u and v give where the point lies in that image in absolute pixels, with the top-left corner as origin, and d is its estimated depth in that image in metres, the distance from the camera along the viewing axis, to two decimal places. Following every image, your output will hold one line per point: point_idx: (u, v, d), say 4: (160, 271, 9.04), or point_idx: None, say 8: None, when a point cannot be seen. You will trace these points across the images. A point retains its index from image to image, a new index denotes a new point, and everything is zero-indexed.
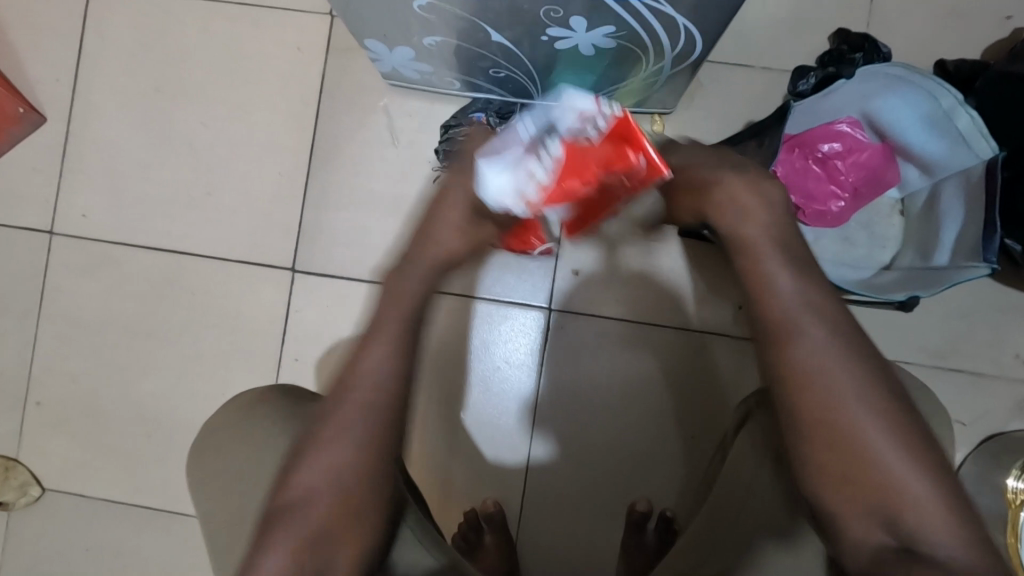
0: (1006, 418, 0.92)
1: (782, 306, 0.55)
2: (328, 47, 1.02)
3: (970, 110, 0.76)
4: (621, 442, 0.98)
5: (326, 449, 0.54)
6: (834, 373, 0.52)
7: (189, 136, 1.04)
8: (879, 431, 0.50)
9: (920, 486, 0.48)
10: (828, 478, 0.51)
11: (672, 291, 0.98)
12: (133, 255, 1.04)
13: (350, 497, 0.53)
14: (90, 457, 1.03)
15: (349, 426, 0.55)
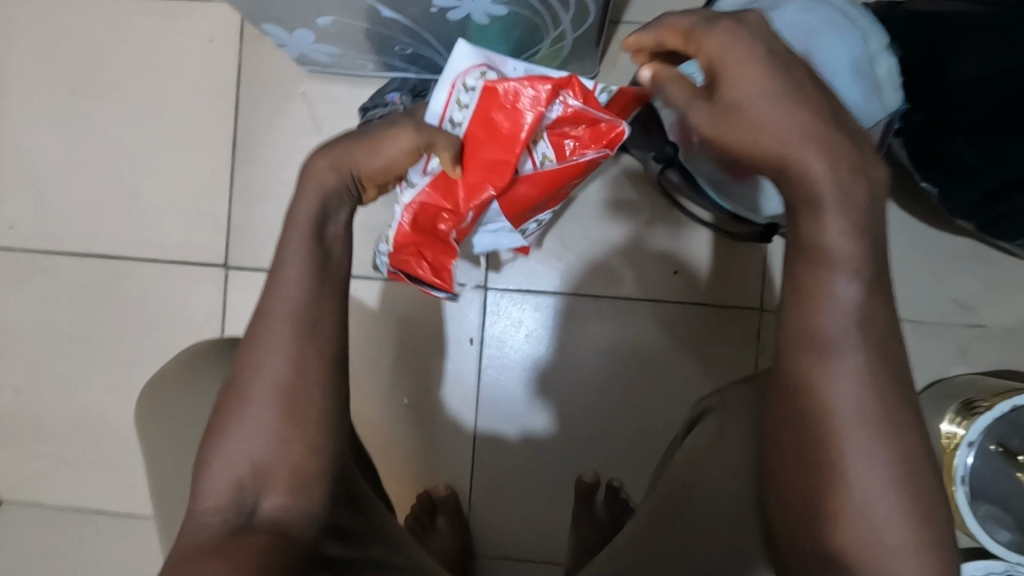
0: (947, 364, 0.92)
1: (827, 323, 0.45)
2: (241, 36, 1.00)
3: (892, 55, 0.72)
4: (571, 416, 0.98)
5: (231, 449, 0.48)
6: (859, 414, 0.44)
7: (111, 138, 1.02)
8: (878, 492, 0.43)
9: (903, 553, 0.43)
10: (813, 517, 0.45)
11: (632, 265, 0.97)
12: (67, 264, 1.03)
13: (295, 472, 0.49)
14: (41, 465, 1.03)
15: (252, 432, 0.48)
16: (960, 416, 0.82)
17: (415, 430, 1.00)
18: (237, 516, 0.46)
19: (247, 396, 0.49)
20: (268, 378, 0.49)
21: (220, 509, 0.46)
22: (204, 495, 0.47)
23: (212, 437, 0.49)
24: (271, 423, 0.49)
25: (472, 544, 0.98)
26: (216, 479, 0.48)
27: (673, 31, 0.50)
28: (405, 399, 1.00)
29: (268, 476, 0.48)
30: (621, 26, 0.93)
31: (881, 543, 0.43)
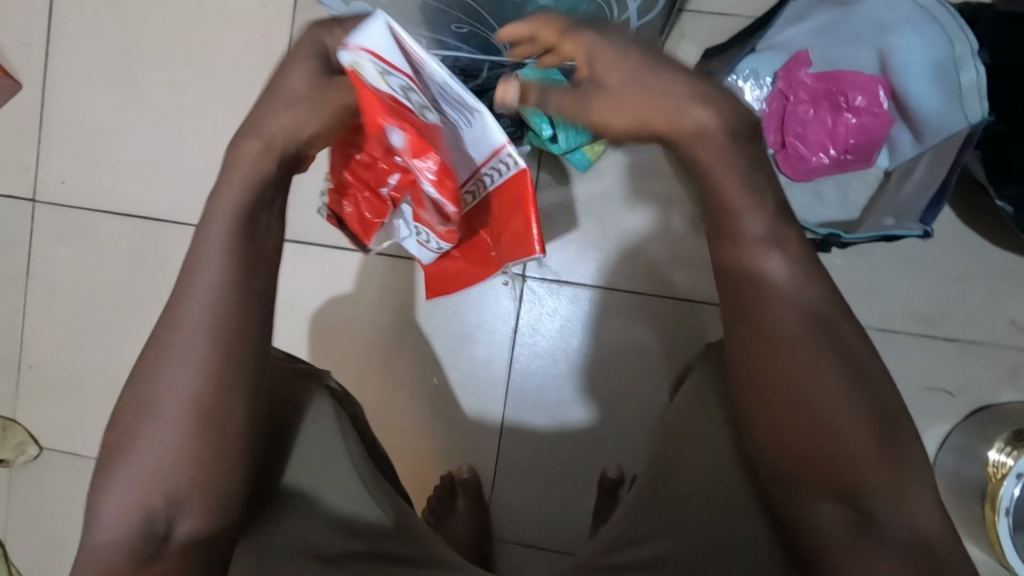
0: (998, 388, 0.88)
1: (763, 265, 0.52)
2: (293, 4, 0.98)
3: (980, 63, 0.67)
4: (600, 411, 0.97)
5: (143, 451, 0.47)
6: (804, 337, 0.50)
7: (160, 100, 1.03)
8: (845, 410, 0.49)
9: (864, 434, 0.48)
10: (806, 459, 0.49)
11: (665, 262, 0.95)
12: (113, 222, 1.04)
13: (201, 462, 0.47)
14: (80, 418, 1.06)
15: (172, 413, 0.47)
16: (1010, 445, 0.79)
17: (444, 411, 1.00)
18: (142, 537, 0.46)
19: (163, 361, 0.48)
20: (181, 355, 0.48)
21: (109, 540, 0.46)
22: (98, 520, 0.46)
23: (109, 459, 0.47)
24: (171, 426, 0.47)
25: (487, 529, 0.97)
26: (112, 506, 0.46)
27: (549, 27, 0.55)
28: (436, 379, 1.00)
29: (179, 479, 0.47)
30: (682, 14, 0.89)
31: (849, 438, 0.48)
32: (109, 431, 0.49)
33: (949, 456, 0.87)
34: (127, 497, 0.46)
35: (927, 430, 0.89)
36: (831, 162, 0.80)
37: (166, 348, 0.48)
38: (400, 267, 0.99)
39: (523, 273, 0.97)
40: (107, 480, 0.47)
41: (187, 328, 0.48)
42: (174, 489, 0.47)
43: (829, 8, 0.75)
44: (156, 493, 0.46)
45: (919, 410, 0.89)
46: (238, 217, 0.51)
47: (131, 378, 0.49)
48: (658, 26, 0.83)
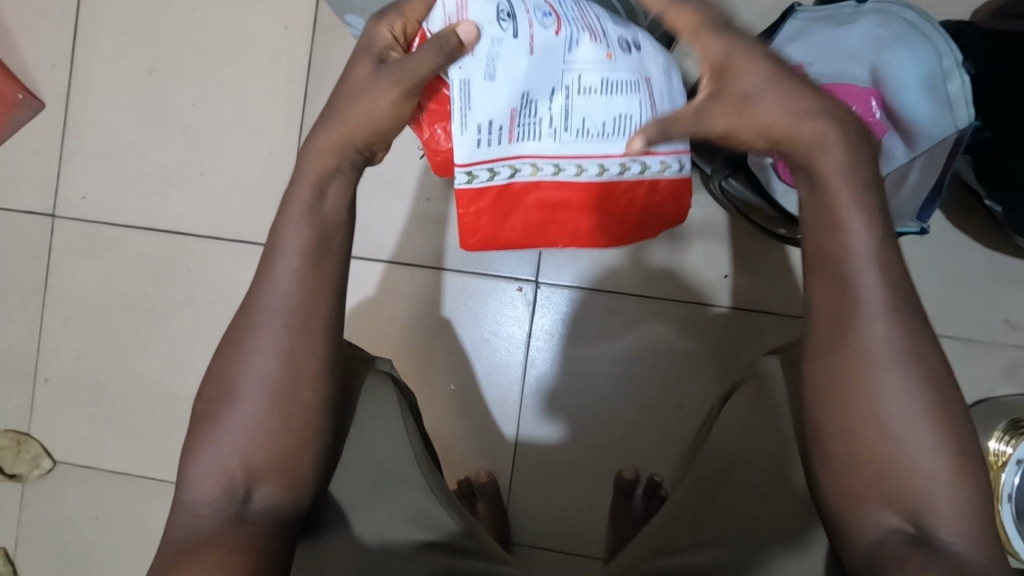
0: (995, 384, 0.92)
1: (834, 256, 0.50)
2: (315, 26, 1.03)
3: (965, 73, 0.73)
4: (612, 411, 1.00)
5: (238, 396, 0.53)
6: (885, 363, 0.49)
7: (182, 117, 1.06)
8: (909, 421, 0.48)
9: (924, 440, 0.47)
10: (865, 473, 0.49)
11: (676, 268, 0.99)
12: (133, 236, 1.07)
13: (291, 411, 0.53)
14: (96, 430, 1.07)
15: (262, 364, 0.53)
16: (1009, 435, 0.84)
17: (461, 416, 1.02)
18: (229, 500, 0.51)
19: (257, 324, 0.54)
20: (270, 312, 0.54)
21: (204, 499, 0.51)
22: (193, 485, 0.52)
23: (201, 428, 0.53)
24: (262, 394, 0.53)
25: (507, 532, 0.99)
26: (204, 468, 0.52)
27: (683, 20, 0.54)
28: (452, 385, 1.02)
29: (261, 456, 0.52)
30: None
31: (913, 454, 0.47)
32: (200, 404, 0.54)
33: None
34: (222, 459, 0.52)
35: None
36: None
37: (250, 331, 0.54)
38: (418, 276, 1.02)
39: (537, 280, 1.01)
40: (197, 449, 0.53)
41: (268, 319, 0.53)
42: (245, 466, 0.52)
43: (823, 26, 0.80)
44: (245, 462, 0.52)
45: None
46: (308, 198, 0.55)
47: (217, 354, 0.55)
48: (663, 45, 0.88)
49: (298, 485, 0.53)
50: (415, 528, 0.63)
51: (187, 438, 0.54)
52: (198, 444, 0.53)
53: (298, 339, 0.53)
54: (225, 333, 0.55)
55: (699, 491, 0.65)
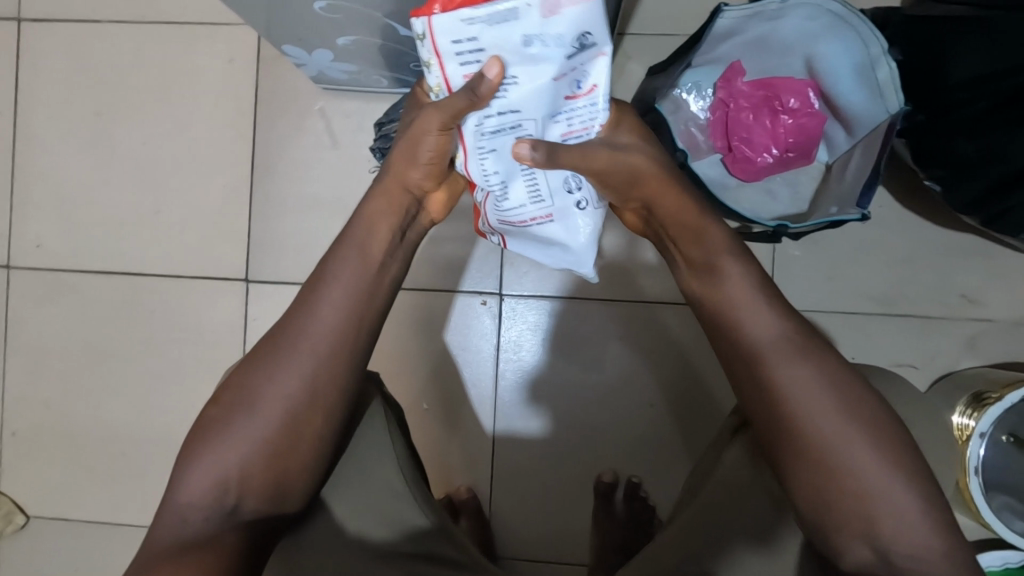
0: (956, 358, 0.94)
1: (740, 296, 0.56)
2: (259, 56, 1.03)
3: (892, 60, 0.74)
4: (594, 409, 1.00)
5: (258, 404, 0.53)
6: (812, 384, 0.52)
7: (133, 157, 1.05)
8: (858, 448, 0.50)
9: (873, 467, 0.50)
10: (813, 486, 0.51)
11: (639, 268, 0.99)
12: (92, 281, 1.05)
13: (294, 432, 0.53)
14: (69, 481, 1.05)
15: (283, 377, 0.53)
16: (969, 408, 0.84)
17: (438, 433, 1.02)
18: (212, 509, 0.51)
19: (288, 341, 0.54)
20: (313, 335, 0.54)
21: (187, 502, 0.51)
22: (187, 482, 0.52)
23: (209, 432, 0.53)
24: (274, 412, 0.52)
25: (492, 548, 0.99)
26: (199, 475, 0.52)
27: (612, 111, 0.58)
28: (426, 404, 1.02)
29: (253, 472, 0.52)
30: (626, 37, 0.97)
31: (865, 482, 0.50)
32: (214, 406, 0.54)
33: None
34: (220, 462, 0.52)
35: None
36: (775, 161, 0.87)
37: (281, 350, 0.54)
38: None
39: (500, 292, 1.01)
40: (203, 451, 0.52)
41: (307, 342, 0.54)
42: (241, 472, 0.52)
43: (753, 26, 0.81)
44: (243, 470, 0.52)
45: None
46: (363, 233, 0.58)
47: (241, 362, 0.56)
48: None
49: (287, 499, 0.54)
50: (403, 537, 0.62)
51: (189, 436, 0.54)
52: (205, 443, 0.53)
53: (330, 374, 0.54)
54: (265, 335, 0.56)
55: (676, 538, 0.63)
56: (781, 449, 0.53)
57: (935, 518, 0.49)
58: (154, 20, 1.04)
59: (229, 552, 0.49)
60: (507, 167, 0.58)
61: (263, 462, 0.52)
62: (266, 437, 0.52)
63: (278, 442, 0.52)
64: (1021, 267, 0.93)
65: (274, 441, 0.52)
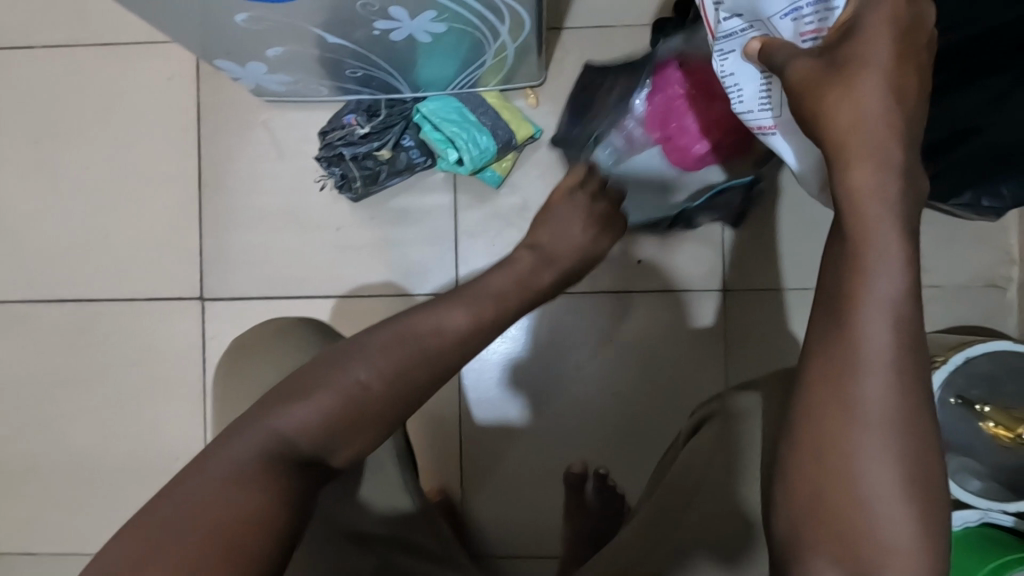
0: None
1: None
2: (199, 73, 1.02)
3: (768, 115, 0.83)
4: (580, 399, 1.00)
5: (354, 376, 0.46)
6: (895, 427, 0.40)
7: (77, 183, 1.04)
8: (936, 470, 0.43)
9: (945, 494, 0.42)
10: (820, 521, 0.42)
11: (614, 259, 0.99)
12: (46, 311, 1.04)
13: (361, 415, 0.46)
14: (34, 516, 1.04)
15: (388, 360, 0.48)
16: None
17: (411, 436, 1.02)
18: (289, 463, 0.43)
19: (405, 338, 0.49)
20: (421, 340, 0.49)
21: (275, 438, 0.43)
22: (282, 419, 0.44)
23: (297, 385, 0.46)
24: (379, 387, 0.46)
25: (465, 548, 0.99)
26: (293, 417, 0.44)
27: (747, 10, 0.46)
28: None
29: (340, 439, 0.46)
30: (564, 32, 1.00)
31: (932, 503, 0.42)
32: (333, 359, 0.47)
33: None
34: (302, 419, 0.44)
35: None
36: (712, 149, 0.84)
37: (384, 339, 0.49)
38: (342, 305, 1.01)
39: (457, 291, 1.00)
40: (303, 389, 0.45)
41: (416, 345, 0.49)
42: (318, 435, 0.45)
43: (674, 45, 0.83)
44: (323, 438, 0.45)
45: None
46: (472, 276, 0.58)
47: (366, 332, 0.50)
48: (537, 58, 0.90)
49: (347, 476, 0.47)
50: (383, 525, 0.63)
51: (287, 379, 0.47)
52: (305, 390, 0.46)
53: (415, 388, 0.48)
54: (409, 314, 0.51)
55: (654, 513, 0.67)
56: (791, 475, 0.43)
57: None
58: (90, 42, 1.03)
59: (280, 516, 0.40)
60: (743, 69, 0.57)
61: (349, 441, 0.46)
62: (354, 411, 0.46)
63: (361, 425, 0.46)
64: (962, 232, 0.95)
65: (358, 423, 0.46)
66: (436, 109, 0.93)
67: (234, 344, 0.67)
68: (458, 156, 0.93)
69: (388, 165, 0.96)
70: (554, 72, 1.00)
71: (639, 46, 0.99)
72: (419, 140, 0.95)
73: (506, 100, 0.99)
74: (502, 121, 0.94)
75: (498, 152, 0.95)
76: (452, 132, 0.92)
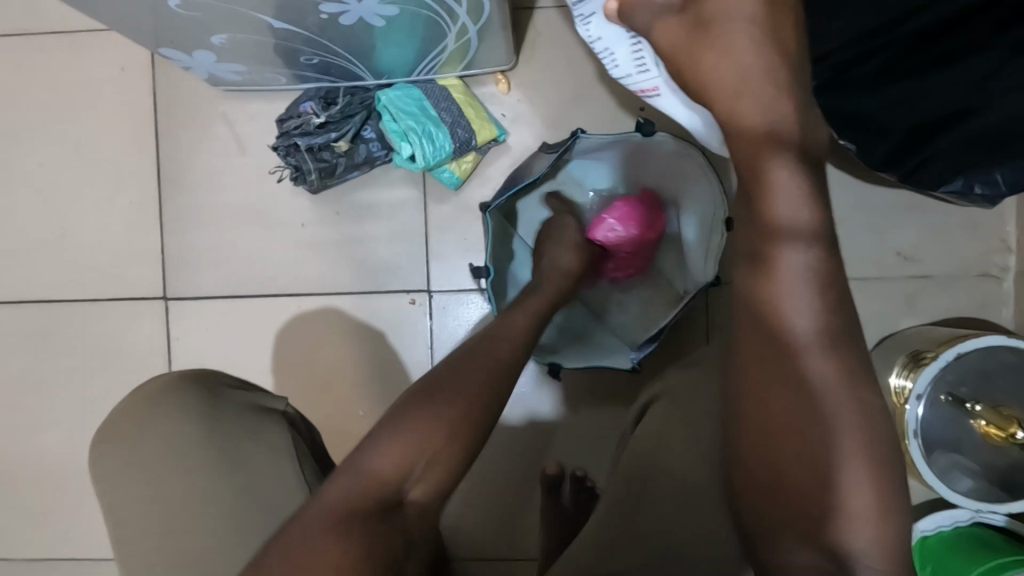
0: (896, 317, 0.92)
1: (797, 323, 0.47)
2: (153, 62, 0.98)
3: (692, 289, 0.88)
4: (556, 397, 0.97)
5: (364, 466, 0.50)
6: (831, 399, 0.45)
7: (31, 181, 1.00)
8: (865, 484, 0.44)
9: (871, 511, 0.44)
10: (773, 492, 0.47)
11: None
12: (3, 312, 1.01)
13: (378, 508, 0.48)
14: (3, 521, 1.02)
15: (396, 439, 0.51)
16: (906, 369, 0.83)
17: None
18: (384, 507, 0.48)
19: (425, 394, 0.54)
20: (450, 395, 0.54)
21: (367, 482, 0.49)
22: (368, 457, 0.50)
23: (304, 510, 0.47)
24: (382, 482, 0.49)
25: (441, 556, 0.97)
26: (320, 541, 0.44)
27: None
28: (360, 411, 0.97)
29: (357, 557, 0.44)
30: (536, 11, 0.94)
31: (847, 504, 0.44)
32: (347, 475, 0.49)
33: None
34: (321, 556, 0.44)
35: None
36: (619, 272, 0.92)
37: (404, 417, 0.52)
38: (310, 305, 0.98)
39: (429, 289, 0.97)
40: (389, 429, 0.51)
41: (436, 414, 0.52)
42: (339, 546, 0.44)
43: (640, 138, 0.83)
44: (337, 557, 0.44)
45: None
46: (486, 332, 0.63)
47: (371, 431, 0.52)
48: (505, 41, 0.85)
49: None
50: None
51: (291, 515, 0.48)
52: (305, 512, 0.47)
53: (423, 464, 0.50)
54: (434, 370, 0.57)
55: (617, 505, 0.65)
56: (745, 453, 0.48)
57: (898, 525, 0.45)
58: (38, 32, 0.99)
59: None
60: (610, 35, 0.62)
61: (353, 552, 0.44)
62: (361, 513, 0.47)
63: (360, 530, 0.46)
64: (955, 219, 0.91)
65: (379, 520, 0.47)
66: (396, 99, 0.88)
67: (112, 411, 0.64)
68: (412, 151, 0.86)
69: (346, 157, 0.91)
70: (526, 54, 0.95)
71: None
72: (379, 131, 0.90)
73: (472, 89, 0.95)
74: (462, 120, 0.88)
75: (455, 152, 0.89)
76: (408, 125, 0.86)
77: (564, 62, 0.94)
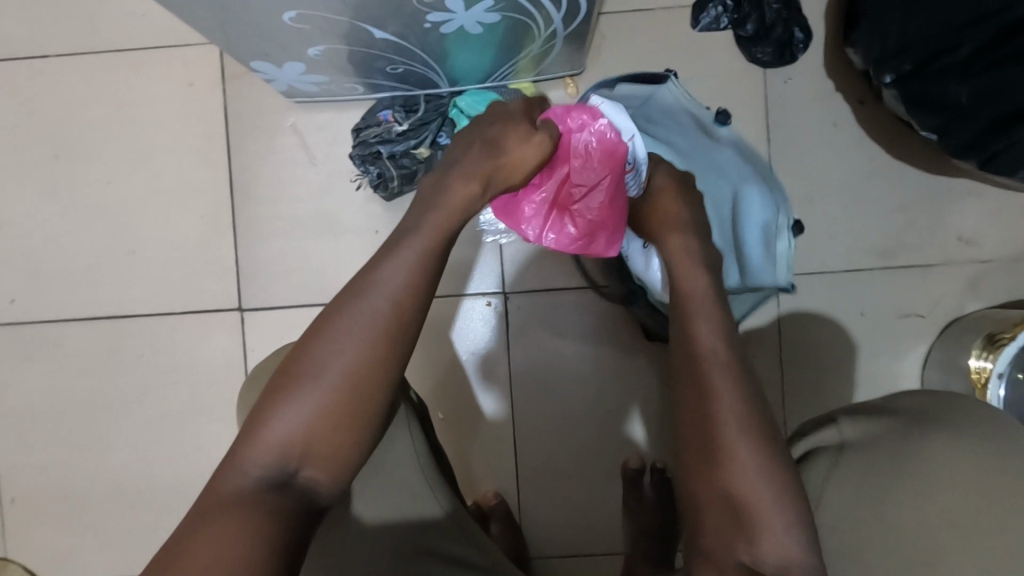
0: (962, 301, 0.94)
1: (687, 294, 0.62)
2: (222, 77, 0.99)
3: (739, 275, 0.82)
4: (630, 388, 0.98)
5: (325, 369, 0.50)
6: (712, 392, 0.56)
7: (99, 198, 1.01)
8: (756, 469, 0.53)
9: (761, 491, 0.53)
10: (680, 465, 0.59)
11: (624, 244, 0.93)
12: (75, 330, 1.01)
13: (330, 408, 0.49)
14: (78, 541, 1.01)
15: (347, 346, 0.50)
16: (986, 350, 0.85)
17: (441, 436, 1.00)
18: (272, 478, 0.48)
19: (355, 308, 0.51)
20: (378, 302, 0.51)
21: (275, 444, 0.48)
22: (317, 354, 0.50)
23: (272, 395, 0.50)
24: (332, 389, 0.49)
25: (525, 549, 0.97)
26: (283, 422, 0.49)
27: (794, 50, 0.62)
28: (440, 413, 1.00)
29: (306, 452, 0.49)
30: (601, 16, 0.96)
31: (745, 483, 0.53)
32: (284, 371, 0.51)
33: (934, 374, 0.92)
34: (283, 431, 0.49)
35: (908, 354, 0.95)
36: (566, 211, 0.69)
37: (348, 316, 0.51)
38: None
39: (504, 291, 0.99)
40: (337, 326, 0.51)
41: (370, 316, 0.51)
42: (303, 436, 0.49)
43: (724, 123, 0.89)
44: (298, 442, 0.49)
45: (897, 337, 0.95)
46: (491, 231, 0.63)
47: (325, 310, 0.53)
48: (583, 45, 0.87)
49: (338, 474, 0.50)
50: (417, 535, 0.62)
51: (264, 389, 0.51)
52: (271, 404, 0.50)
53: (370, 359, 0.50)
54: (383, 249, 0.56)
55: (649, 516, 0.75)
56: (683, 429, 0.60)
57: None
58: (104, 51, 0.99)
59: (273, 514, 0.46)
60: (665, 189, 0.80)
61: (318, 449, 0.49)
62: (312, 408, 0.49)
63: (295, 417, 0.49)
64: (1014, 203, 0.94)
65: (317, 417, 0.49)
66: (474, 104, 0.89)
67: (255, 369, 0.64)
68: None
69: (426, 164, 0.93)
70: (592, 58, 0.97)
71: (677, 29, 0.96)
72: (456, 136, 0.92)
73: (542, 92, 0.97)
74: None
75: None
76: None
77: (630, 65, 0.97)
